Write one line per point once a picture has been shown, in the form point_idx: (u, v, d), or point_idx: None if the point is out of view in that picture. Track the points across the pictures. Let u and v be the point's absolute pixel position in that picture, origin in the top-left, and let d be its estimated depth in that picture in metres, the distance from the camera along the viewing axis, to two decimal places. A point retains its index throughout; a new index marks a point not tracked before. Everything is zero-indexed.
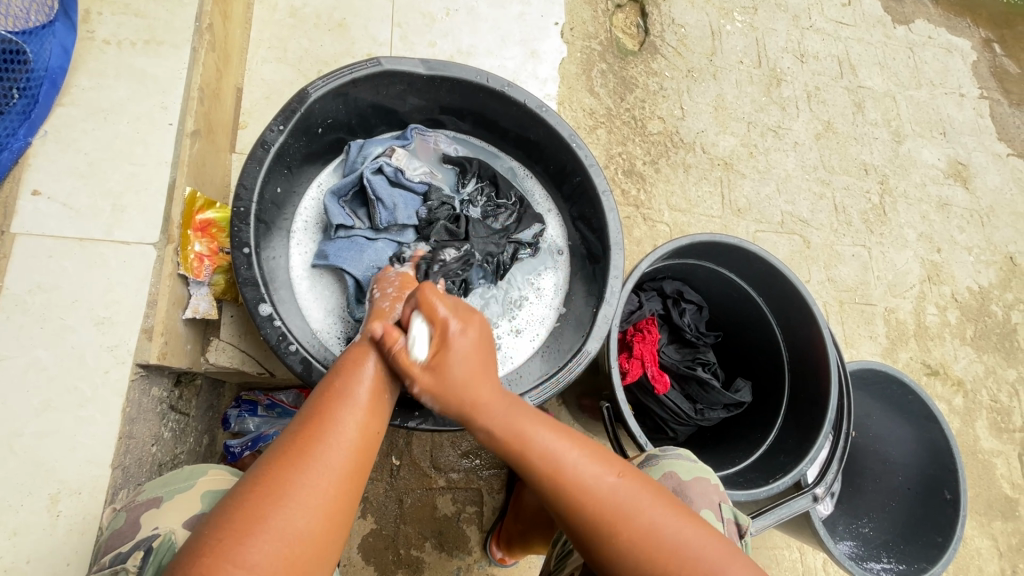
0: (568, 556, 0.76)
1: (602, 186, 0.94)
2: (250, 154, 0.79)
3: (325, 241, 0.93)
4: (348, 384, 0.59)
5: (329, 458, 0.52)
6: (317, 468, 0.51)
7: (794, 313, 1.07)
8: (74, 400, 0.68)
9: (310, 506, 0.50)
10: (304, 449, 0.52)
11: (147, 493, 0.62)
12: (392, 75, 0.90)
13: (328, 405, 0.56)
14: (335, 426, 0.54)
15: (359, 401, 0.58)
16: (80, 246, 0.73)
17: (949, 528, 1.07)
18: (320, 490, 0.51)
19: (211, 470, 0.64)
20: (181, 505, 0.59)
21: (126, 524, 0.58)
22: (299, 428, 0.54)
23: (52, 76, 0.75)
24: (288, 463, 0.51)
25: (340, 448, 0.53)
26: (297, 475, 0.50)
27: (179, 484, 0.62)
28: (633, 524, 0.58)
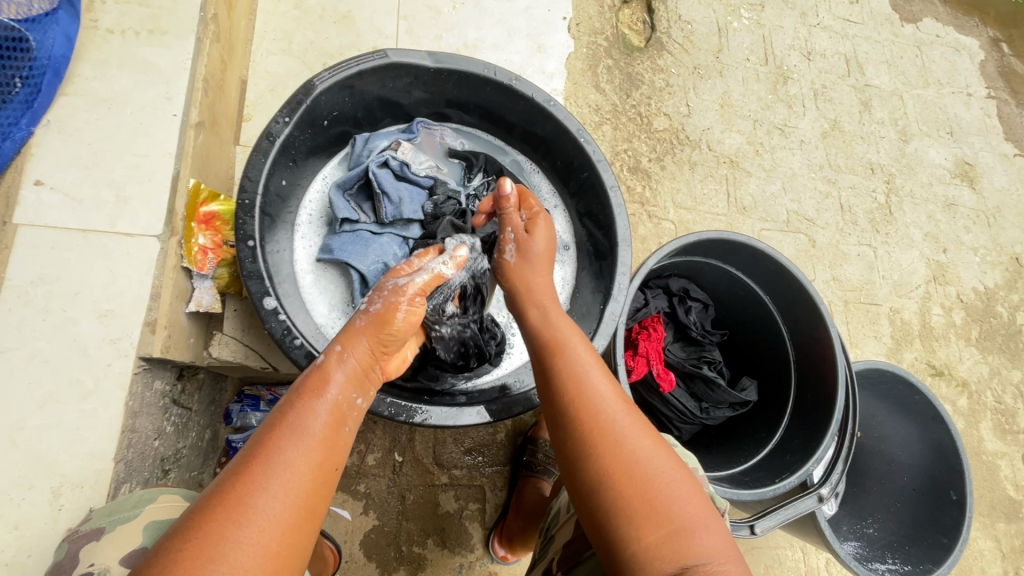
0: (553, 546, 0.75)
1: (610, 181, 0.93)
2: (255, 146, 0.78)
3: (329, 235, 0.92)
4: (296, 418, 0.52)
5: (266, 504, 0.46)
6: (251, 519, 0.45)
7: (801, 312, 1.07)
8: (76, 393, 0.68)
9: (244, 563, 0.43)
10: (241, 496, 0.46)
11: (92, 522, 0.61)
12: (399, 67, 0.89)
13: (271, 443, 0.50)
14: (278, 467, 0.48)
15: (310, 434, 0.51)
16: (83, 237, 0.73)
17: (954, 528, 1.05)
18: (257, 545, 0.45)
19: (160, 497, 0.64)
20: (122, 537, 0.58)
21: (66, 558, 0.57)
22: (235, 471, 0.48)
23: (55, 64, 0.75)
24: (219, 516, 0.45)
25: (281, 495, 0.47)
26: (227, 529, 0.44)
27: (122, 513, 0.61)
28: (650, 493, 0.54)
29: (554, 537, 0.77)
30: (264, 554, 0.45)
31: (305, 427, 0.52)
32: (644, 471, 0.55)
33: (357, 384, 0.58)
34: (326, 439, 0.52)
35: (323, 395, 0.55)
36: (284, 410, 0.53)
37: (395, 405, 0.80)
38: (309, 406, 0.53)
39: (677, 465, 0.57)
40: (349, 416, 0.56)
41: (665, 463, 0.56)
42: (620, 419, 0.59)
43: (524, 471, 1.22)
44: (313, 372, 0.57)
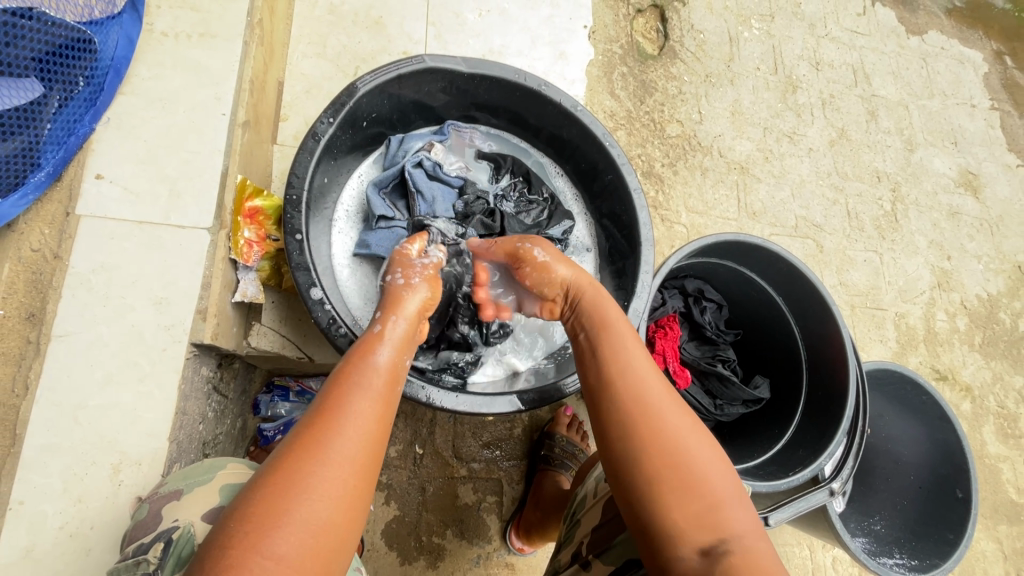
0: (581, 530, 0.79)
1: (634, 184, 0.97)
2: (301, 145, 0.82)
3: (365, 231, 0.96)
4: (359, 376, 0.58)
5: (343, 445, 0.52)
6: (331, 456, 0.50)
7: (814, 313, 1.10)
8: (134, 375, 0.71)
9: (330, 495, 0.49)
10: (319, 439, 0.51)
11: (169, 485, 0.66)
12: (435, 72, 0.93)
13: (340, 396, 0.55)
14: (350, 414, 0.54)
15: (372, 390, 0.57)
16: (140, 228, 0.76)
17: (960, 525, 1.09)
18: (338, 480, 0.50)
19: (229, 464, 0.68)
20: (201, 497, 0.64)
21: (148, 516, 0.63)
22: (309, 420, 0.53)
23: (117, 65, 0.80)
24: (302, 456, 0.50)
25: (353, 437, 0.53)
26: (313, 464, 0.50)
27: (199, 477, 0.66)
28: (687, 477, 0.56)
29: (582, 520, 0.80)
30: (346, 488, 0.50)
31: (367, 383, 0.58)
32: (679, 458, 0.57)
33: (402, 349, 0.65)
34: (384, 395, 0.58)
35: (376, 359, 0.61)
36: (346, 372, 0.59)
37: (430, 391, 0.83)
38: (366, 367, 0.59)
39: (717, 457, 0.59)
40: (399, 378, 0.62)
41: (702, 450, 0.58)
42: (661, 409, 0.61)
43: (541, 465, 1.25)
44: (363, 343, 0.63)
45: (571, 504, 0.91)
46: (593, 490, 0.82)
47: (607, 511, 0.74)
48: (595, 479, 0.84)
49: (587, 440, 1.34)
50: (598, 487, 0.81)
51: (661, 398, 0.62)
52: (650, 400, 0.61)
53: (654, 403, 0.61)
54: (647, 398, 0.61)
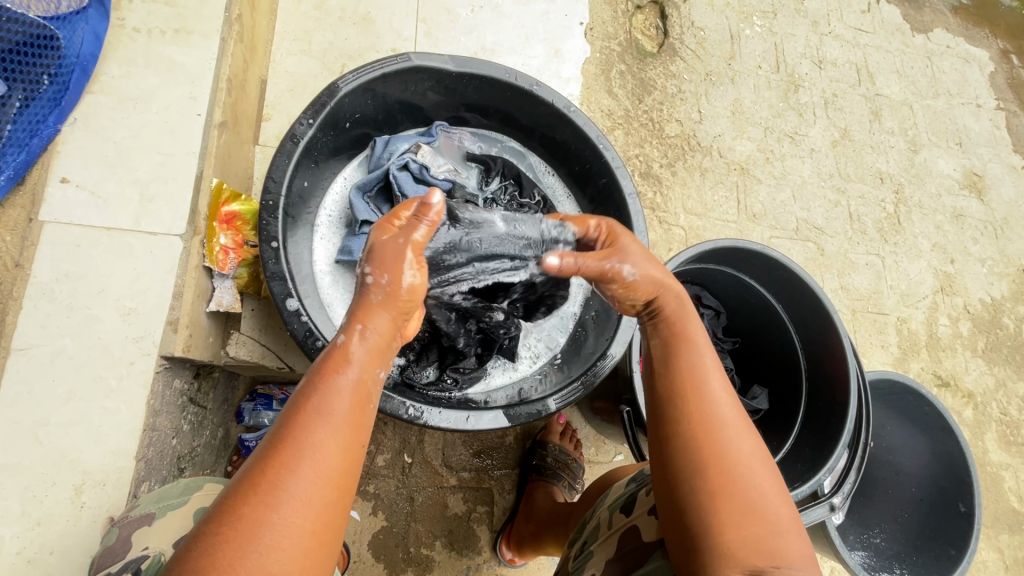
0: (592, 562, 0.75)
1: (628, 188, 0.93)
2: (279, 147, 0.79)
3: (348, 236, 0.92)
4: (320, 401, 0.50)
5: (299, 487, 0.46)
6: (284, 501, 0.45)
7: (814, 321, 1.07)
8: (99, 390, 0.68)
9: (285, 546, 0.44)
10: (274, 479, 0.45)
11: (141, 508, 0.62)
12: (421, 71, 0.89)
13: (300, 426, 0.48)
14: (308, 450, 0.47)
15: (333, 416, 0.49)
16: (108, 235, 0.73)
17: (963, 540, 1.06)
18: (293, 527, 0.45)
19: (205, 485, 0.66)
20: (172, 523, 0.60)
21: (117, 543, 0.59)
22: (269, 450, 0.47)
23: (84, 62, 0.75)
24: (255, 499, 0.44)
25: (312, 476, 0.46)
26: (265, 512, 0.44)
27: (171, 500, 0.63)
28: (730, 470, 0.54)
29: (593, 553, 0.76)
30: (303, 537, 0.45)
31: (331, 408, 0.50)
32: (726, 447, 0.55)
33: (378, 359, 0.55)
34: (349, 421, 0.50)
35: (345, 372, 0.52)
36: (307, 393, 0.50)
37: (412, 407, 0.79)
38: (333, 384, 0.51)
39: (762, 454, 0.57)
40: (372, 395, 0.54)
41: (748, 446, 0.56)
42: (711, 396, 0.58)
43: (533, 475, 1.22)
44: (330, 351, 0.54)
45: (580, 531, 0.87)
46: (608, 522, 0.78)
47: (623, 546, 0.70)
48: (610, 508, 0.80)
49: (580, 449, 1.30)
50: (613, 519, 0.77)
51: (717, 391, 0.59)
52: (703, 389, 0.58)
53: (707, 393, 0.58)
54: (704, 387, 0.59)
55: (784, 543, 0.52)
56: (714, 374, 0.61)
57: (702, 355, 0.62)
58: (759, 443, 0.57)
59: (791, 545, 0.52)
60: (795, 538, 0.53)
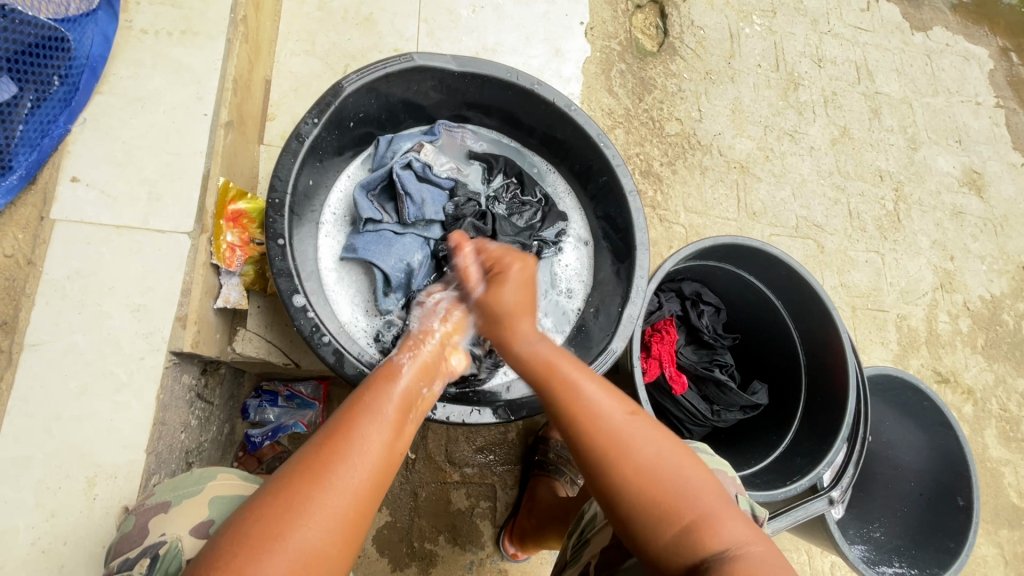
0: (589, 550, 0.76)
1: (629, 186, 0.94)
2: (285, 146, 0.80)
3: (352, 234, 0.94)
4: (372, 403, 0.58)
5: (350, 473, 0.51)
6: (335, 484, 0.50)
7: (813, 317, 1.08)
8: (110, 385, 0.69)
9: (328, 520, 0.49)
10: (324, 465, 0.51)
11: (156, 496, 0.63)
12: (424, 70, 0.91)
13: (354, 420, 0.55)
14: (358, 441, 0.54)
15: (385, 417, 0.57)
16: (117, 233, 0.74)
17: (961, 534, 1.07)
18: (339, 509, 0.50)
19: (220, 474, 0.65)
20: (188, 510, 0.60)
21: (135, 530, 0.60)
22: (325, 436, 0.54)
23: (92, 64, 0.76)
24: (308, 477, 0.50)
25: (360, 466, 0.52)
26: (315, 489, 0.49)
27: (187, 488, 0.63)
28: (643, 472, 0.58)
29: (591, 540, 0.77)
30: (343, 519, 0.50)
31: (381, 410, 0.57)
32: (628, 461, 0.59)
33: (421, 376, 0.65)
34: (396, 426, 0.58)
35: (395, 383, 0.62)
36: (361, 396, 0.59)
37: None
38: (383, 391, 0.60)
39: (671, 445, 0.61)
40: (414, 407, 0.62)
41: (654, 443, 0.61)
42: (598, 413, 0.62)
43: (535, 470, 1.23)
44: (384, 369, 0.64)
45: (576, 523, 0.88)
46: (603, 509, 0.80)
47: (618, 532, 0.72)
48: None
49: None
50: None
51: (600, 402, 0.62)
52: (586, 404, 0.62)
53: (592, 409, 0.62)
54: (580, 391, 0.63)
55: (718, 527, 0.56)
56: (587, 380, 0.65)
57: (573, 374, 0.65)
58: (661, 437, 0.61)
59: (722, 530, 0.56)
60: (726, 518, 0.57)
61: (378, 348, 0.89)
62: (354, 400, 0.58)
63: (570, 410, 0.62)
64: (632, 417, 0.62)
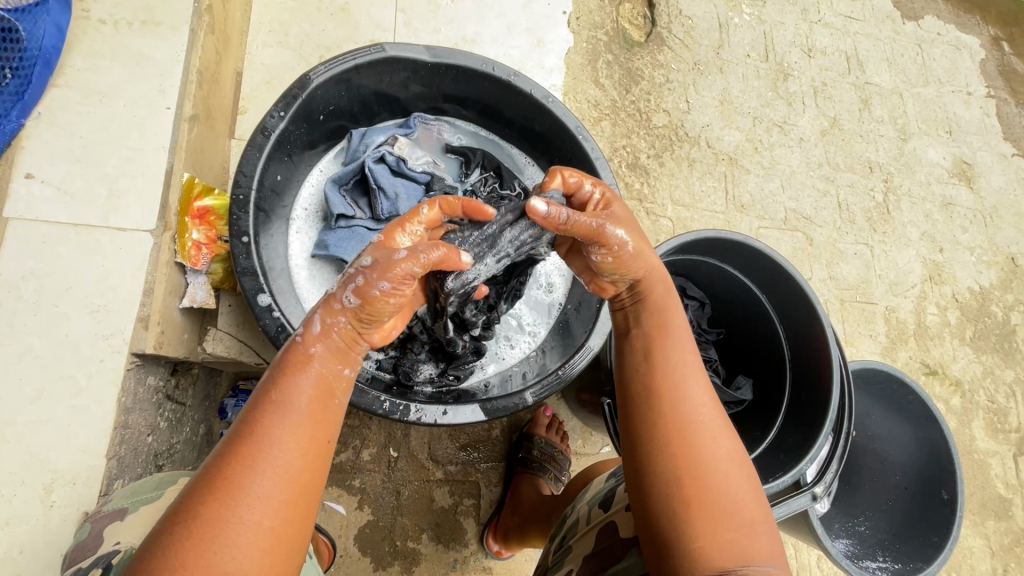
0: (571, 556, 0.75)
1: (607, 180, 0.93)
2: (249, 141, 0.78)
3: (324, 230, 0.91)
4: (281, 396, 0.50)
5: (260, 484, 0.47)
6: (248, 502, 0.46)
7: (797, 312, 1.07)
8: (68, 389, 0.67)
9: (244, 542, 0.45)
10: (233, 480, 0.46)
11: (115, 502, 0.61)
12: (396, 62, 0.88)
13: (260, 422, 0.49)
14: (267, 450, 0.48)
15: (297, 411, 0.50)
16: (75, 231, 0.72)
17: (945, 528, 1.06)
18: (258, 524, 0.46)
19: (183, 478, 0.64)
20: (144, 518, 0.59)
21: (90, 538, 0.58)
22: (231, 443, 0.48)
23: (46, 55, 0.73)
24: (214, 498, 0.45)
25: (273, 474, 0.47)
26: (224, 510, 0.45)
27: (146, 494, 0.61)
28: (705, 466, 0.57)
29: (573, 547, 0.76)
30: (262, 535, 0.46)
31: (292, 404, 0.50)
32: (701, 454, 0.58)
33: (339, 358, 0.55)
34: (314, 417, 0.51)
35: (307, 369, 0.53)
36: (268, 389, 0.51)
37: (388, 402, 0.80)
38: (292, 383, 0.51)
39: (739, 453, 0.60)
40: (337, 390, 0.54)
41: (725, 447, 0.59)
42: (689, 399, 0.60)
43: (519, 467, 1.22)
44: (291, 353, 0.53)
45: (560, 526, 0.88)
46: (586, 516, 0.79)
47: (599, 543, 0.71)
48: (589, 503, 0.81)
49: (567, 441, 1.30)
50: (591, 514, 0.78)
51: (698, 395, 0.61)
52: (678, 397, 0.60)
53: (688, 398, 0.60)
54: (681, 384, 0.61)
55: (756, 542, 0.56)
56: (693, 365, 0.63)
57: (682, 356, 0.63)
58: (737, 442, 0.61)
59: (761, 543, 0.56)
60: (766, 536, 0.57)
61: None
62: (260, 396, 0.51)
63: (659, 391, 0.60)
64: (717, 415, 0.61)
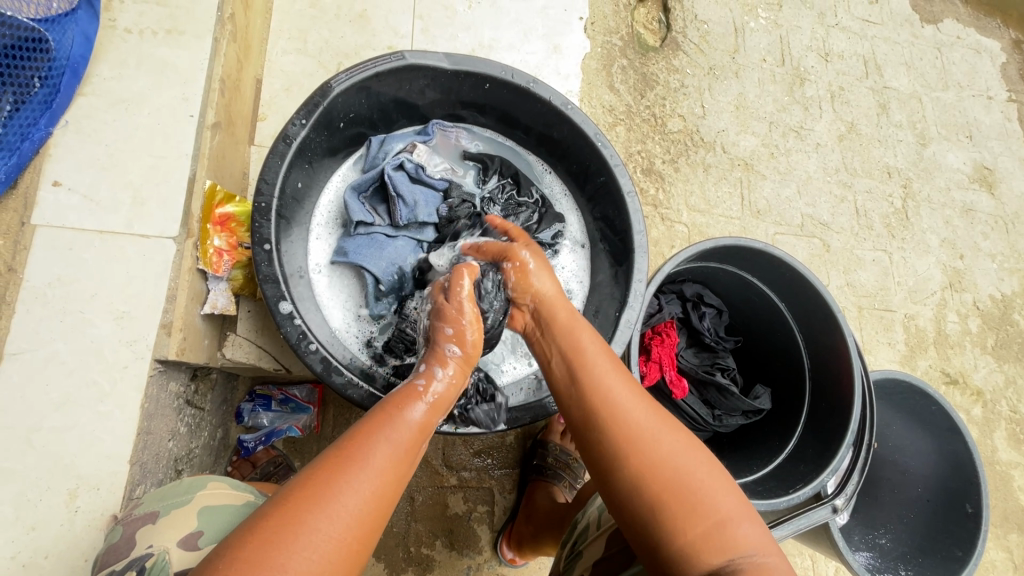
0: (581, 562, 0.74)
1: (627, 187, 0.92)
2: (271, 149, 0.78)
3: (344, 237, 0.92)
4: (388, 429, 0.55)
5: (352, 503, 0.48)
6: (337, 513, 0.47)
7: (817, 321, 1.05)
8: (93, 395, 0.68)
9: (322, 551, 0.45)
10: (323, 492, 0.47)
11: (144, 506, 0.62)
12: (416, 69, 0.88)
13: (363, 442, 0.52)
14: (365, 468, 0.50)
15: (391, 439, 0.54)
16: (100, 238, 0.72)
17: (970, 542, 1.04)
18: (333, 536, 0.46)
19: (211, 484, 0.64)
20: (177, 520, 0.59)
21: (121, 541, 0.59)
22: (337, 450, 0.51)
23: (74, 64, 0.75)
24: (306, 503, 0.47)
25: (360, 491, 0.49)
26: (311, 516, 0.46)
27: (176, 497, 0.61)
28: (662, 467, 0.56)
29: (583, 553, 0.75)
30: (338, 552, 0.46)
31: (395, 439, 0.54)
32: (652, 449, 0.57)
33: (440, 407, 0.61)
34: (403, 447, 0.54)
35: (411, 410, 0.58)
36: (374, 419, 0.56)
37: None
38: (391, 411, 0.56)
39: (684, 444, 0.58)
40: (425, 427, 0.58)
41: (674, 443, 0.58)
42: (623, 412, 0.59)
43: (534, 475, 1.21)
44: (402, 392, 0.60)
45: (571, 532, 0.87)
46: (597, 521, 0.78)
47: (609, 548, 0.70)
48: (599, 509, 0.80)
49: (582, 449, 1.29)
50: (601, 519, 0.77)
51: (630, 400, 0.60)
52: (606, 398, 0.60)
53: (619, 405, 0.60)
54: (608, 393, 0.61)
55: (736, 532, 0.54)
56: (617, 382, 0.62)
57: (602, 367, 0.63)
58: (686, 436, 0.60)
59: (741, 533, 0.54)
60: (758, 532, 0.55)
61: (369, 353, 0.87)
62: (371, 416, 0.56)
63: (593, 407, 0.60)
64: (656, 417, 0.60)
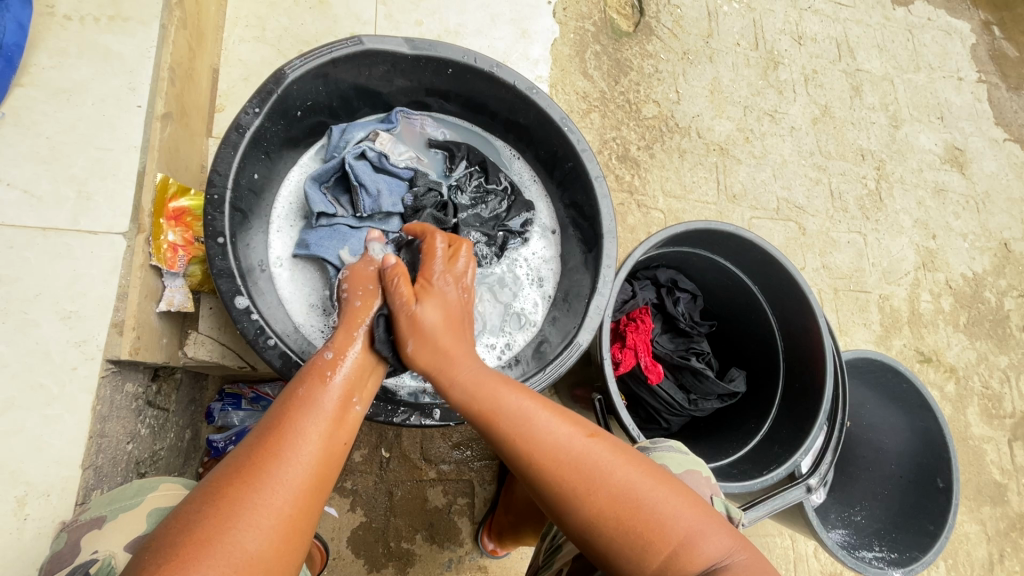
0: (562, 556, 0.74)
1: (594, 171, 0.90)
2: (223, 139, 0.76)
3: (306, 229, 0.89)
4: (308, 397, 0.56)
5: (285, 471, 0.49)
6: (271, 482, 0.47)
7: (791, 303, 1.05)
8: (40, 398, 0.65)
9: (262, 524, 0.45)
10: (258, 466, 0.48)
11: (92, 512, 0.60)
12: (375, 54, 0.85)
13: (289, 417, 0.53)
14: (296, 437, 0.51)
15: (323, 407, 0.56)
16: (43, 235, 0.69)
17: (941, 516, 1.05)
18: (275, 506, 0.47)
19: (162, 485, 0.63)
20: (125, 524, 0.57)
21: (67, 547, 0.56)
22: (253, 441, 0.50)
23: (8, 53, 0.71)
24: (234, 483, 0.47)
25: (298, 462, 0.50)
26: (250, 491, 0.46)
27: (124, 501, 0.60)
28: (611, 493, 0.55)
29: (563, 547, 0.75)
30: (278, 520, 0.46)
31: (316, 405, 0.55)
32: (605, 484, 0.55)
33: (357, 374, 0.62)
34: (336, 420, 0.56)
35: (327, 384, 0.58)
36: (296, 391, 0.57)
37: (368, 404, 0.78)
38: (316, 389, 0.57)
39: (644, 472, 0.57)
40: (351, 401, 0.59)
41: (622, 466, 0.57)
42: (563, 448, 0.57)
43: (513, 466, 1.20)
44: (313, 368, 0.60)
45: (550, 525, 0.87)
46: None
47: None
48: None
49: None
50: None
51: (557, 432, 0.58)
52: (542, 440, 0.57)
53: (549, 437, 0.57)
54: (542, 437, 0.57)
55: (702, 546, 0.54)
56: (550, 419, 0.58)
57: (521, 404, 0.59)
58: (633, 463, 0.58)
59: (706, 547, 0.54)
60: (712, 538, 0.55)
61: None
62: (287, 399, 0.56)
63: (522, 445, 0.57)
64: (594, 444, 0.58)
